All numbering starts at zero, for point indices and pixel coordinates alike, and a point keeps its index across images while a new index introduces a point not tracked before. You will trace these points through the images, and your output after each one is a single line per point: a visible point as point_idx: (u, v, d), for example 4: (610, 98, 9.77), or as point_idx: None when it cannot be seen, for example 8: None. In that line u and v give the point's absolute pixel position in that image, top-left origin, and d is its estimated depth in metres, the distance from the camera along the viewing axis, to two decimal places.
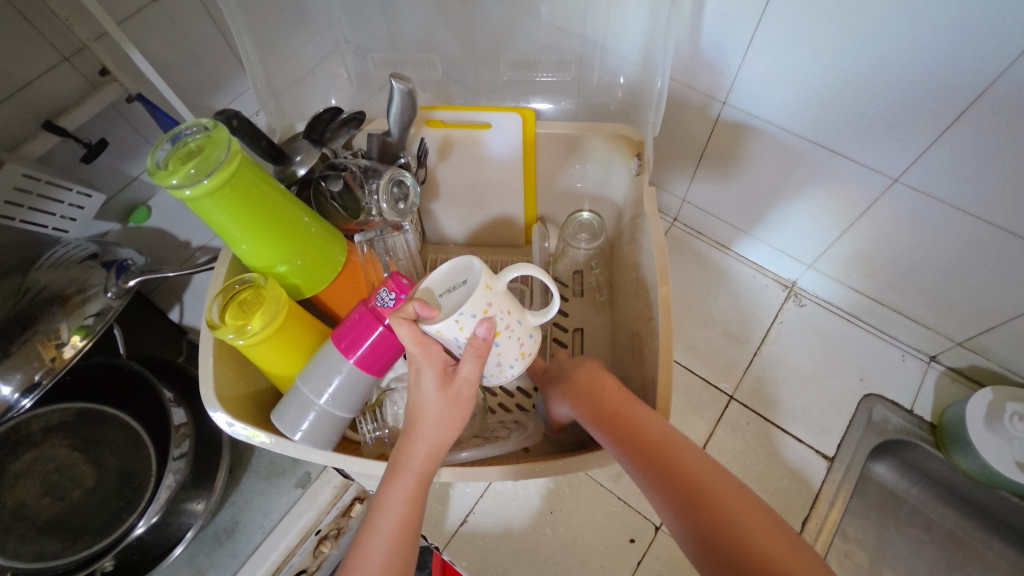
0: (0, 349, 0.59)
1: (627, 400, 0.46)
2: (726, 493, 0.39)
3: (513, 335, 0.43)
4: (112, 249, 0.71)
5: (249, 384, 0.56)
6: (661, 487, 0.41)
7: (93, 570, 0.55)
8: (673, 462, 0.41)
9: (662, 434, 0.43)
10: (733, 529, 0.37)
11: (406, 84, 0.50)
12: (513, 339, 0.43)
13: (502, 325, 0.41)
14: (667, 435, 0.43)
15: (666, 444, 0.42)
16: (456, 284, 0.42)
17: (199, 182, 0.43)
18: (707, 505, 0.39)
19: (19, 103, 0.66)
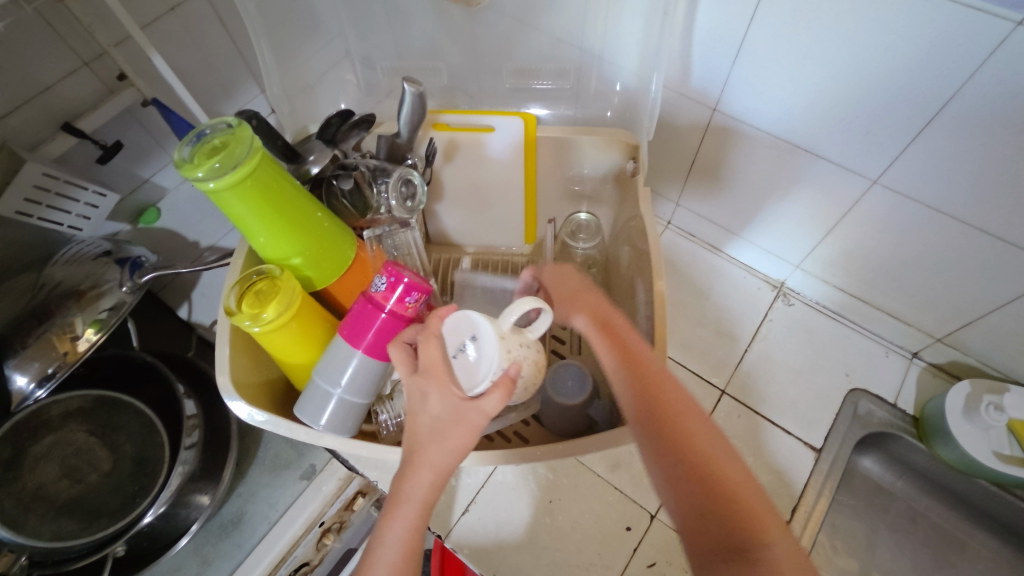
0: (18, 342, 0.62)
1: (644, 367, 0.46)
2: (735, 474, 0.39)
3: (530, 361, 0.46)
4: (125, 247, 0.73)
5: (265, 372, 0.58)
6: (669, 455, 0.41)
7: (106, 554, 0.57)
8: (680, 434, 0.42)
9: (679, 406, 0.43)
10: (735, 504, 0.38)
11: (417, 88, 0.53)
12: (530, 364, 0.47)
13: (520, 360, 0.45)
14: (677, 410, 0.43)
15: (676, 419, 0.43)
16: (465, 339, 0.45)
17: (223, 175, 0.46)
18: (711, 491, 0.39)
19: (40, 106, 0.69)
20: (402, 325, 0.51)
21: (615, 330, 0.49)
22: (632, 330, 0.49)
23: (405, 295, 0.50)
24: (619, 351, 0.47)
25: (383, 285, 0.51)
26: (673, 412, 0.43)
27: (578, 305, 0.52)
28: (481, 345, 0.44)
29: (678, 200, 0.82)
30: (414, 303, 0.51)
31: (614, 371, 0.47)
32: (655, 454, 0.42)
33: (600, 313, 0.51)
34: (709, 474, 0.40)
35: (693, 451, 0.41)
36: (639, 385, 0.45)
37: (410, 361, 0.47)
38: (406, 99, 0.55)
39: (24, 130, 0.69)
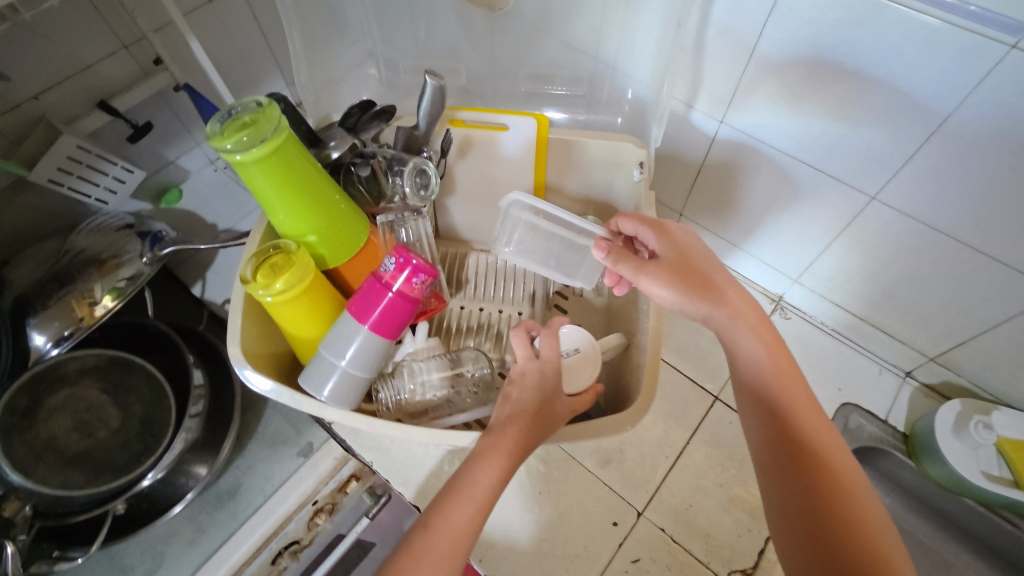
0: (40, 303, 0.65)
1: (783, 375, 0.46)
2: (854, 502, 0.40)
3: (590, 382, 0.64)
4: (147, 223, 0.76)
5: (274, 346, 0.61)
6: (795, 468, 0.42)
7: (107, 510, 0.59)
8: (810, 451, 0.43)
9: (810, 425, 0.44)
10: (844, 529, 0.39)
11: (438, 81, 0.56)
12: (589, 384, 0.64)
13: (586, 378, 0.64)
14: (808, 411, 0.45)
15: (803, 422, 0.44)
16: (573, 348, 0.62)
17: (250, 148, 0.49)
18: (824, 505, 0.40)
19: (79, 83, 0.73)
20: (408, 304, 0.54)
21: (752, 319, 0.49)
22: (769, 321, 0.49)
23: (412, 275, 0.53)
24: (756, 341, 0.48)
25: (392, 266, 0.53)
26: (801, 413, 0.45)
27: (704, 291, 0.49)
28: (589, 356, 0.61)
29: (682, 209, 0.84)
30: (420, 285, 0.53)
31: (744, 358, 0.48)
32: (773, 449, 0.44)
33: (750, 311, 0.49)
34: (831, 480, 0.41)
35: (814, 455, 0.42)
36: (773, 382, 0.46)
37: (530, 348, 0.56)
38: (426, 90, 0.58)
39: (64, 104, 0.73)
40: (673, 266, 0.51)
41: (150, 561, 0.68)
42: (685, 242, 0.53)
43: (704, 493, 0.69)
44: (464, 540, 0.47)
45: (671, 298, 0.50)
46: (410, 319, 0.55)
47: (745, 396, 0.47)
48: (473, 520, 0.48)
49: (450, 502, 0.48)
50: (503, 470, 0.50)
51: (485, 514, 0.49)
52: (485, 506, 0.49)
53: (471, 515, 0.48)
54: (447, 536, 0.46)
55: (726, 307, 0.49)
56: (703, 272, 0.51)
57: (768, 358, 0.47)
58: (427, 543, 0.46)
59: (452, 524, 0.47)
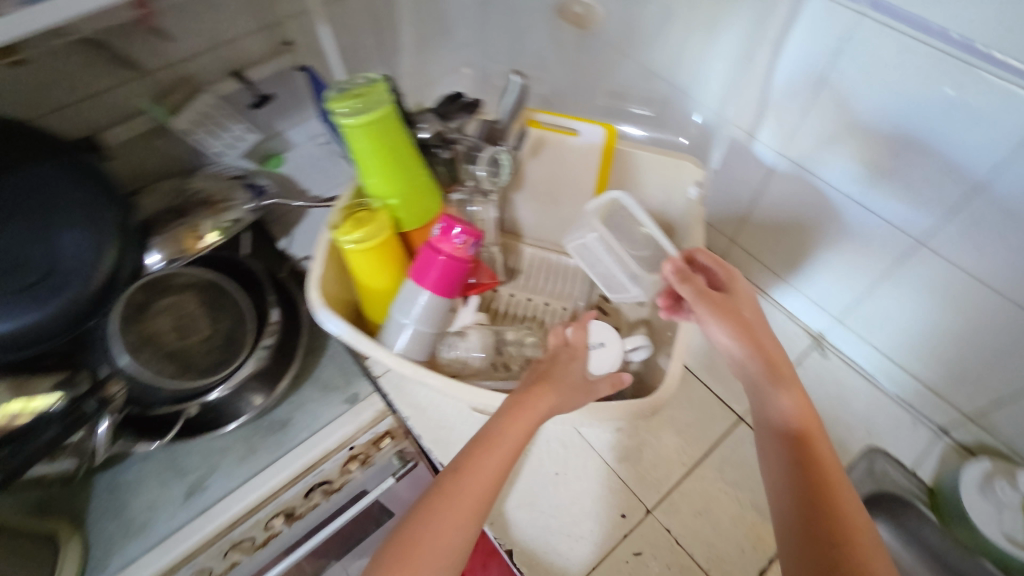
0: (158, 228, 0.75)
1: (813, 435, 0.53)
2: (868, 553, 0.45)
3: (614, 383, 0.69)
4: (251, 177, 0.89)
5: (343, 291, 0.69)
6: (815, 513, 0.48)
7: (181, 409, 0.68)
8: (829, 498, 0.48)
9: (834, 478, 0.50)
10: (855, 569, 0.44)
11: (523, 79, 0.62)
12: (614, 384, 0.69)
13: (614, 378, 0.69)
14: (827, 458, 0.51)
15: (823, 466, 0.51)
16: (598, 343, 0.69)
17: (358, 113, 0.58)
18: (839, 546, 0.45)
19: (222, 53, 0.85)
20: (456, 263, 0.61)
21: (787, 373, 0.56)
22: (799, 377, 0.56)
23: (453, 237, 0.60)
24: (785, 394, 0.55)
25: (440, 230, 0.61)
26: (821, 459, 0.51)
27: (750, 341, 0.57)
28: (614, 349, 0.68)
29: (734, 236, 0.87)
30: (463, 244, 0.60)
31: (774, 404, 0.54)
32: (798, 498, 0.49)
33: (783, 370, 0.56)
34: (843, 517, 0.47)
35: (830, 493, 0.49)
36: (802, 437, 0.52)
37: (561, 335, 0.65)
38: (513, 89, 0.65)
39: (207, 69, 0.85)
40: (730, 310, 0.58)
41: (205, 468, 0.76)
42: (742, 298, 0.60)
43: (715, 505, 0.71)
44: (492, 482, 0.53)
45: (722, 334, 0.58)
46: (462, 278, 0.62)
47: (772, 437, 0.54)
48: (502, 467, 0.53)
49: (482, 449, 0.53)
50: (528, 424, 0.55)
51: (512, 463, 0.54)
52: (512, 456, 0.54)
53: (501, 462, 0.53)
54: (479, 478, 0.52)
55: (764, 358, 0.56)
56: (753, 326, 0.58)
57: (796, 408, 0.54)
58: (460, 480, 0.52)
59: (484, 469, 0.52)
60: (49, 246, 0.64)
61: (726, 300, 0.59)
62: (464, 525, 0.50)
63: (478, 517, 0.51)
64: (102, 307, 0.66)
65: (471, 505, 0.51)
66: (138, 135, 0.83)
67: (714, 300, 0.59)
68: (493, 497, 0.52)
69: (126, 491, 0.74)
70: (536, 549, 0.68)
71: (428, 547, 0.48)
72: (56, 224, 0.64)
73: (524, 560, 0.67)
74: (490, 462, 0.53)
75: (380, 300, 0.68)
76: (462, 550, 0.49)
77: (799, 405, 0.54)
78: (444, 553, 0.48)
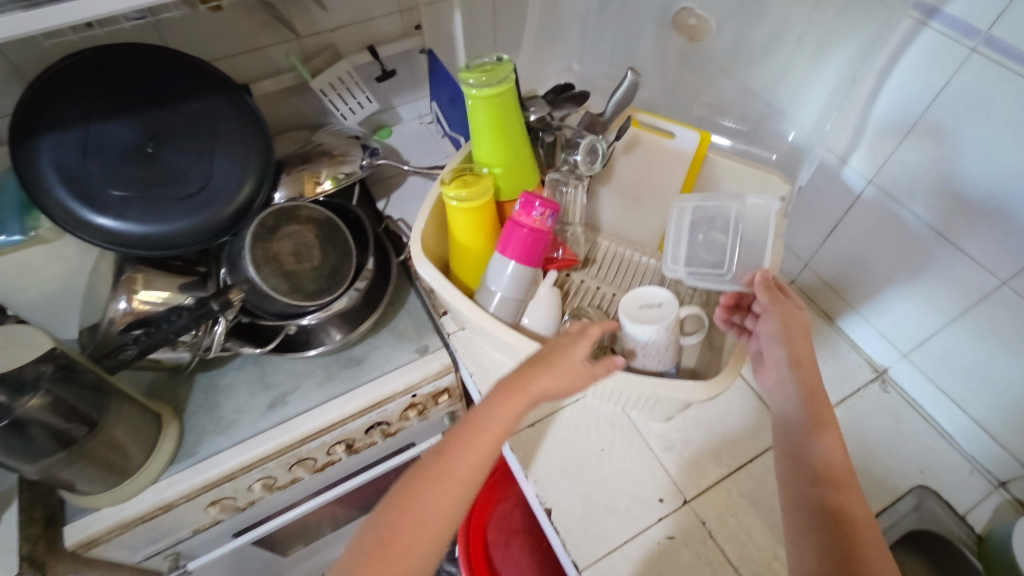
0: (285, 169, 0.86)
1: (842, 482, 0.54)
2: None
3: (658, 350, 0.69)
4: (367, 139, 0.98)
5: (438, 242, 0.76)
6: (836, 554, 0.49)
7: (283, 326, 0.76)
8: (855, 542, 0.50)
9: (862, 525, 0.51)
10: None
11: (635, 77, 0.68)
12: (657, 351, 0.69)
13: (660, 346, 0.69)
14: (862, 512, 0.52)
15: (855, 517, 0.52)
16: (652, 304, 0.70)
17: (483, 86, 0.66)
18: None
19: (361, 28, 0.96)
20: (536, 233, 0.70)
21: (830, 426, 0.57)
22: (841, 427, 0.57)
23: (532, 209, 0.69)
24: (826, 446, 0.56)
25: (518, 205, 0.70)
26: (854, 511, 0.52)
27: (804, 376, 0.60)
28: (670, 310, 0.68)
29: (809, 260, 0.89)
30: (540, 215, 0.70)
31: (814, 454, 0.56)
32: (820, 536, 0.51)
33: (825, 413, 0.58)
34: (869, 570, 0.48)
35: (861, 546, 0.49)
36: (829, 480, 0.54)
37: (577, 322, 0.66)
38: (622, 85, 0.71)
39: (346, 41, 0.96)
40: (793, 331, 0.63)
41: (288, 386, 0.85)
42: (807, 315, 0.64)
43: (753, 508, 0.72)
44: (476, 464, 0.56)
45: (786, 354, 0.62)
46: (541, 247, 0.71)
47: (801, 479, 0.55)
48: (486, 448, 0.57)
49: (470, 434, 0.57)
50: (516, 409, 0.58)
51: (496, 444, 0.58)
52: (496, 438, 0.57)
53: (486, 446, 0.57)
54: (463, 464, 0.56)
55: (812, 411, 0.58)
56: (808, 362, 0.61)
57: (835, 460, 0.55)
58: (449, 464, 0.56)
59: (466, 456, 0.56)
60: (208, 167, 0.75)
61: (793, 326, 0.63)
62: (448, 499, 0.54)
63: (462, 501, 0.55)
64: (235, 227, 0.77)
65: (455, 488, 0.55)
66: (279, 90, 0.95)
67: (789, 320, 0.63)
68: (478, 479, 0.56)
69: (220, 393, 0.84)
70: (572, 512, 0.72)
71: (413, 519, 0.53)
72: (217, 151, 0.76)
73: (561, 520, 0.71)
74: (475, 448, 0.57)
75: (467, 256, 0.75)
76: (444, 522, 0.54)
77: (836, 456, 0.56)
78: (428, 526, 0.53)
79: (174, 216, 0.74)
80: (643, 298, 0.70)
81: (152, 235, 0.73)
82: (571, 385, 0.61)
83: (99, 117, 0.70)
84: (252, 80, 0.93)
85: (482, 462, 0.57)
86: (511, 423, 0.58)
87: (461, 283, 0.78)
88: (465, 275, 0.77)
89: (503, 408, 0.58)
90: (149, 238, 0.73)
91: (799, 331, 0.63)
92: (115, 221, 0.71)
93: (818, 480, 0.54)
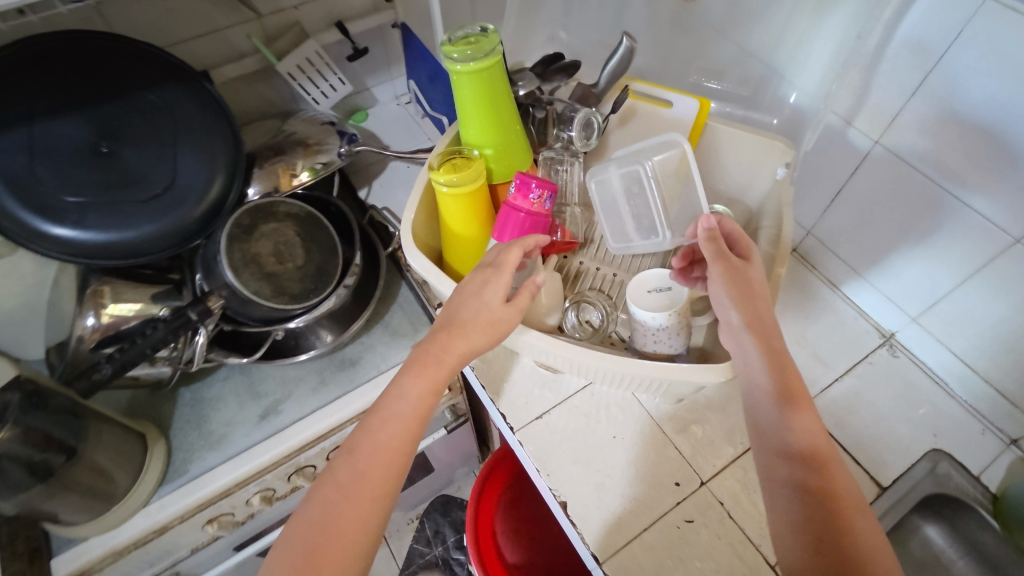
0: (257, 163, 0.80)
1: (827, 464, 0.51)
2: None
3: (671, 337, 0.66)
4: (342, 124, 0.92)
5: (429, 230, 0.72)
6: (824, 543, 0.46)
7: (268, 331, 0.71)
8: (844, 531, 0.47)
9: (849, 511, 0.48)
10: None
11: (632, 42, 0.63)
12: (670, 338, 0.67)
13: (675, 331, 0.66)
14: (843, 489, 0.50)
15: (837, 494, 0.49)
16: (663, 287, 0.67)
17: (469, 60, 0.60)
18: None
19: (327, 4, 0.89)
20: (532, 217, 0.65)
21: (802, 402, 0.54)
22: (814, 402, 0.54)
23: (529, 192, 0.65)
24: (800, 423, 0.53)
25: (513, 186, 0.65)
26: (833, 487, 0.49)
27: (768, 347, 0.56)
28: (682, 293, 0.66)
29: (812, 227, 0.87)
30: (537, 199, 0.65)
31: (786, 434, 0.52)
32: (806, 526, 0.48)
33: (794, 385, 0.55)
34: (859, 550, 0.45)
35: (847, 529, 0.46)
36: (807, 461, 0.51)
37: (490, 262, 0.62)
38: (618, 51, 0.66)
39: (312, 18, 0.89)
40: (740, 289, 0.58)
41: (280, 393, 0.80)
42: (758, 271, 0.59)
43: None
44: (393, 445, 0.55)
45: (745, 323, 0.57)
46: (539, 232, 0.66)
47: (777, 461, 0.52)
48: (400, 429, 0.56)
49: (383, 418, 0.56)
50: (429, 386, 0.57)
51: (413, 425, 0.56)
52: (409, 419, 0.56)
53: (399, 428, 0.56)
54: (378, 451, 0.54)
55: (780, 383, 0.54)
56: (771, 329, 0.57)
57: (809, 435, 0.52)
58: (360, 450, 0.54)
59: (377, 440, 0.55)
60: (172, 165, 0.69)
61: (743, 283, 0.58)
62: (369, 490, 0.53)
63: (389, 493, 0.54)
64: (207, 229, 0.71)
65: (376, 479, 0.53)
66: (243, 75, 0.88)
67: (740, 275, 0.58)
68: (401, 463, 0.55)
69: (208, 406, 0.79)
70: (589, 504, 0.69)
71: (337, 517, 0.52)
72: (180, 146, 0.69)
73: (577, 513, 0.69)
74: (389, 433, 0.55)
75: (461, 244, 0.70)
76: (372, 514, 0.53)
77: (808, 430, 0.53)
78: (351, 519, 0.52)
79: (138, 221, 0.67)
80: (651, 283, 0.68)
81: (115, 242, 0.67)
82: (480, 348, 0.59)
83: (43, 115, 0.62)
84: (213, 67, 0.86)
85: (406, 442, 0.56)
86: (423, 402, 0.57)
87: (455, 273, 0.73)
88: (458, 264, 0.73)
89: (412, 386, 0.57)
90: (112, 247, 0.66)
91: (751, 286, 0.59)
92: (72, 230, 0.64)
93: (797, 462, 0.51)
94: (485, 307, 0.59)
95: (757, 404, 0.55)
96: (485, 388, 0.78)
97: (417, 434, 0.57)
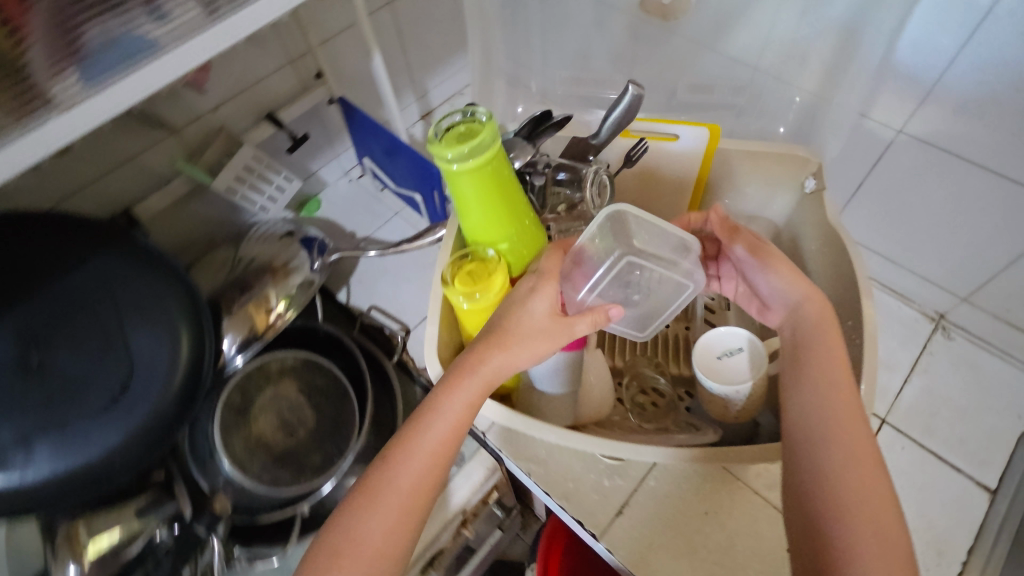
0: (224, 309, 0.67)
1: (853, 409, 0.47)
2: (878, 553, 0.41)
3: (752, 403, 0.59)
4: (302, 228, 0.80)
5: (453, 347, 0.61)
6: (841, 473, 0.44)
7: (291, 511, 0.60)
8: (868, 476, 0.44)
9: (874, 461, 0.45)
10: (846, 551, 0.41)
11: (640, 89, 0.55)
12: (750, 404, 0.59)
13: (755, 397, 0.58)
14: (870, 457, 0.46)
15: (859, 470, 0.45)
16: (733, 350, 0.59)
17: (468, 157, 0.50)
18: (825, 516, 0.43)
19: (249, 97, 0.76)
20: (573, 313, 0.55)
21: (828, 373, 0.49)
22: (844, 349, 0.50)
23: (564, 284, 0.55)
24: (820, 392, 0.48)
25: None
26: (858, 456, 0.45)
27: (801, 287, 0.53)
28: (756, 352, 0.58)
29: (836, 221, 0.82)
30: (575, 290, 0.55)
31: (823, 415, 0.47)
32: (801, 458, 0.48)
33: (824, 328, 0.51)
34: (872, 521, 0.42)
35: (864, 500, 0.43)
36: (841, 410, 0.47)
37: (535, 266, 0.55)
38: (623, 102, 0.58)
39: (238, 118, 0.76)
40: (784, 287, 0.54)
41: None
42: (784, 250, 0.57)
43: None
44: (426, 467, 0.49)
45: (801, 300, 0.53)
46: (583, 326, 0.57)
47: (832, 406, 0.47)
48: (438, 449, 0.49)
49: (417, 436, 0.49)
50: (470, 400, 0.49)
51: (450, 442, 0.50)
52: (448, 436, 0.49)
53: (436, 446, 0.49)
54: (409, 470, 0.48)
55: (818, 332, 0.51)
56: (809, 286, 0.53)
57: (837, 407, 0.47)
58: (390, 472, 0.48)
59: (414, 462, 0.48)
60: (124, 351, 0.55)
61: (776, 253, 0.56)
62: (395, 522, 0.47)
63: (417, 508, 0.48)
64: (188, 409, 0.57)
65: (396, 505, 0.47)
66: (172, 203, 0.75)
67: (774, 251, 0.56)
68: (431, 486, 0.49)
69: None
70: None
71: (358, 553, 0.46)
72: (128, 321, 0.56)
73: None
74: (417, 450, 0.49)
75: None
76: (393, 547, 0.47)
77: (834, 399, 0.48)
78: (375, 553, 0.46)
79: (101, 434, 0.53)
80: (716, 346, 0.60)
81: (80, 469, 0.52)
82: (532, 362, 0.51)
83: None
84: (134, 203, 0.72)
85: (438, 460, 0.49)
86: (464, 417, 0.50)
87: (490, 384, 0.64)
88: None
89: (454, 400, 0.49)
90: (76, 479, 0.52)
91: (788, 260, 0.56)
92: (21, 473, 0.50)
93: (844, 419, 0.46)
94: (536, 312, 0.51)
95: (805, 344, 0.51)
96: (550, 494, 0.68)
97: (454, 452, 0.50)
